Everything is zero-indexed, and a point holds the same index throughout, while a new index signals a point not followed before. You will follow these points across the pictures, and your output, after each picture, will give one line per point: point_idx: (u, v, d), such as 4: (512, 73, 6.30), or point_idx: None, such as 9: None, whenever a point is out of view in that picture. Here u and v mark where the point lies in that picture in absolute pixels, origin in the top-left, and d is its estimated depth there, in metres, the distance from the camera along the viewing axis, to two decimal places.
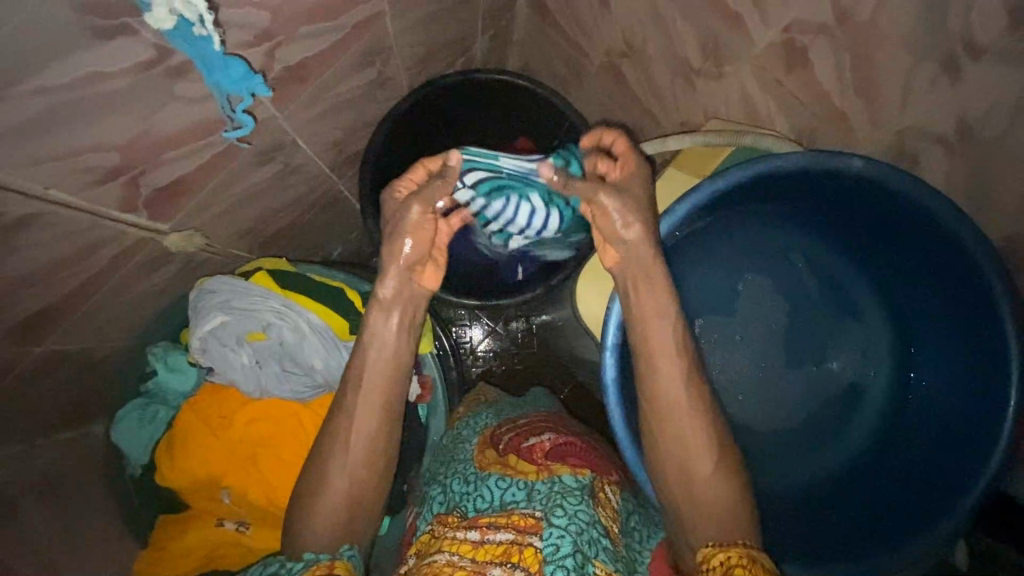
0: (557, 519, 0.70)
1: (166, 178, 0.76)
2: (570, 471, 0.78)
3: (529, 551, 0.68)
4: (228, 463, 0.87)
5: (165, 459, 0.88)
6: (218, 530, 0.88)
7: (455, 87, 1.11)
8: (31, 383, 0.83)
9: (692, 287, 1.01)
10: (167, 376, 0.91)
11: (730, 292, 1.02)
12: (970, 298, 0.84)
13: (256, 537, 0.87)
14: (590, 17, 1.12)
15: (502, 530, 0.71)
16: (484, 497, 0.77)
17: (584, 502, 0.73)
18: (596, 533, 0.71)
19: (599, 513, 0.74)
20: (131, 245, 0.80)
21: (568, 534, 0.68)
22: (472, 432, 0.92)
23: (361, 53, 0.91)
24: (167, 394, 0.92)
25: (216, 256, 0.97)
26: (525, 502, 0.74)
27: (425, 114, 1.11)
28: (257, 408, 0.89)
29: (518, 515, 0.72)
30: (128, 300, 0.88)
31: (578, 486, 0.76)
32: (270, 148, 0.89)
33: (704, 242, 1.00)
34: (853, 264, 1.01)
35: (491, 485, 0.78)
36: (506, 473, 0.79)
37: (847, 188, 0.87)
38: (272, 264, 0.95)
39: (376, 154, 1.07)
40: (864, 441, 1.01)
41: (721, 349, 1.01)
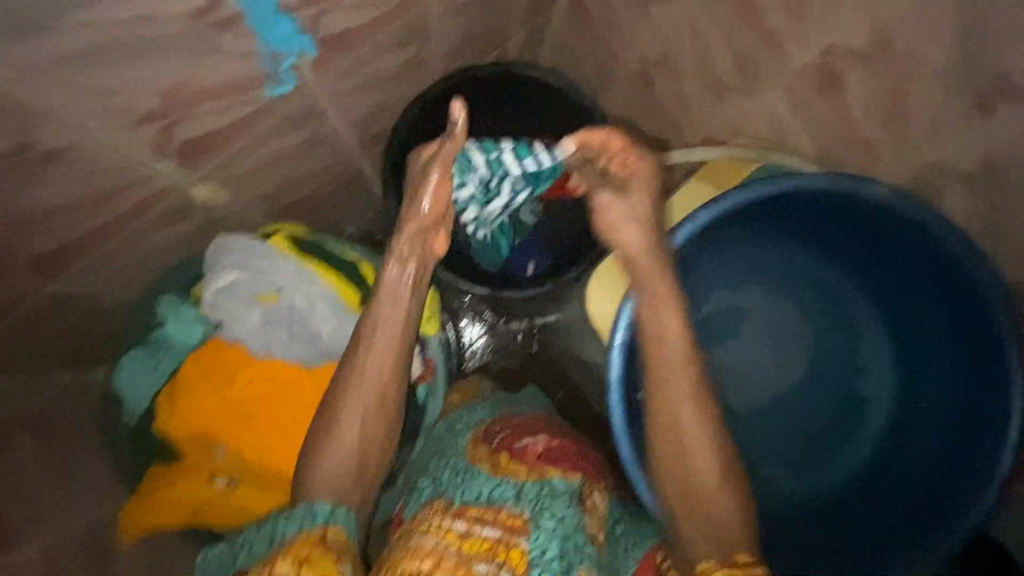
0: (545, 522, 0.71)
1: (198, 130, 0.77)
2: (561, 474, 0.78)
3: (516, 551, 0.69)
4: (225, 420, 0.87)
5: (165, 409, 0.88)
6: (207, 485, 0.87)
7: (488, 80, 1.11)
8: (40, 322, 0.84)
9: (703, 301, 1.02)
10: (173, 328, 0.92)
11: (739, 311, 1.03)
12: (974, 332, 0.85)
13: (244, 494, 0.88)
14: (623, 25, 1.14)
15: (489, 527, 0.71)
16: (472, 492, 0.75)
17: (571, 506, 0.74)
18: (580, 539, 0.72)
19: (585, 519, 0.75)
20: (154, 193, 0.81)
21: (554, 536, 0.70)
22: (466, 427, 0.91)
23: (402, 30, 0.92)
24: (170, 344, 0.92)
25: (235, 216, 0.98)
26: (513, 501, 0.73)
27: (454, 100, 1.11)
28: (260, 367, 0.89)
29: (506, 513, 0.72)
30: (146, 249, 0.89)
31: (567, 490, 0.76)
32: (303, 115, 0.90)
33: (714, 255, 1.00)
34: (856, 288, 1.01)
35: (481, 482, 0.76)
36: (496, 471, 0.78)
37: (862, 211, 0.88)
38: (283, 231, 0.96)
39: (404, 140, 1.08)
40: (857, 467, 1.02)
41: (726, 363, 1.03)
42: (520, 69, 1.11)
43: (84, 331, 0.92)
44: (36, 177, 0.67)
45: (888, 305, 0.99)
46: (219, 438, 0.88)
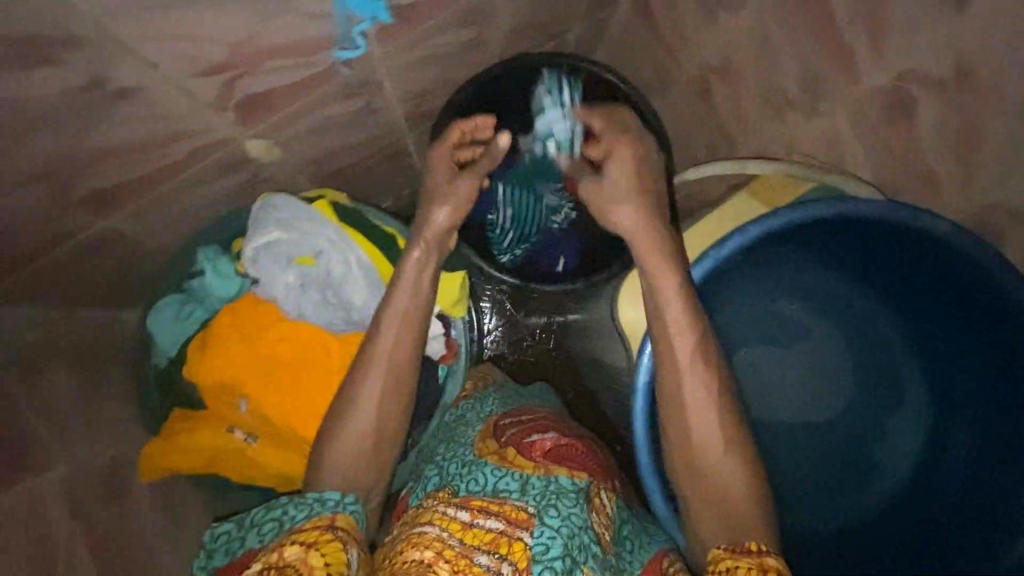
0: (550, 519, 0.70)
1: (260, 88, 0.76)
2: (569, 472, 0.78)
3: (518, 544, 0.68)
4: (250, 376, 0.89)
5: (195, 358, 0.91)
6: (225, 436, 0.90)
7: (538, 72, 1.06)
8: (85, 257, 0.85)
9: (733, 316, 1.00)
10: (211, 280, 0.94)
11: (771, 341, 1.01)
12: (1013, 375, 0.82)
13: (263, 451, 0.90)
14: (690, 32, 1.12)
15: (492, 518, 0.71)
16: (477, 482, 0.78)
17: (578, 505, 0.73)
18: (586, 539, 0.71)
19: (592, 520, 0.74)
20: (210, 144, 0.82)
21: (558, 536, 0.69)
22: (476, 418, 0.92)
23: (469, 9, 0.92)
24: (205, 296, 0.94)
25: (280, 176, 0.99)
26: (518, 494, 0.74)
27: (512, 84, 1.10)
28: (289, 328, 0.90)
29: (510, 506, 0.72)
30: (193, 198, 0.90)
31: (574, 489, 0.76)
32: (361, 83, 0.90)
33: (748, 273, 0.98)
34: (888, 317, 0.99)
35: (487, 473, 0.78)
36: (503, 464, 0.79)
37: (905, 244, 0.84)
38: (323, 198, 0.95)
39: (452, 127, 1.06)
40: (878, 498, 1.00)
41: (753, 385, 1.02)
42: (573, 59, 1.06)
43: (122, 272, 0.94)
44: (105, 115, 0.67)
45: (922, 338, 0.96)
46: (242, 392, 0.90)
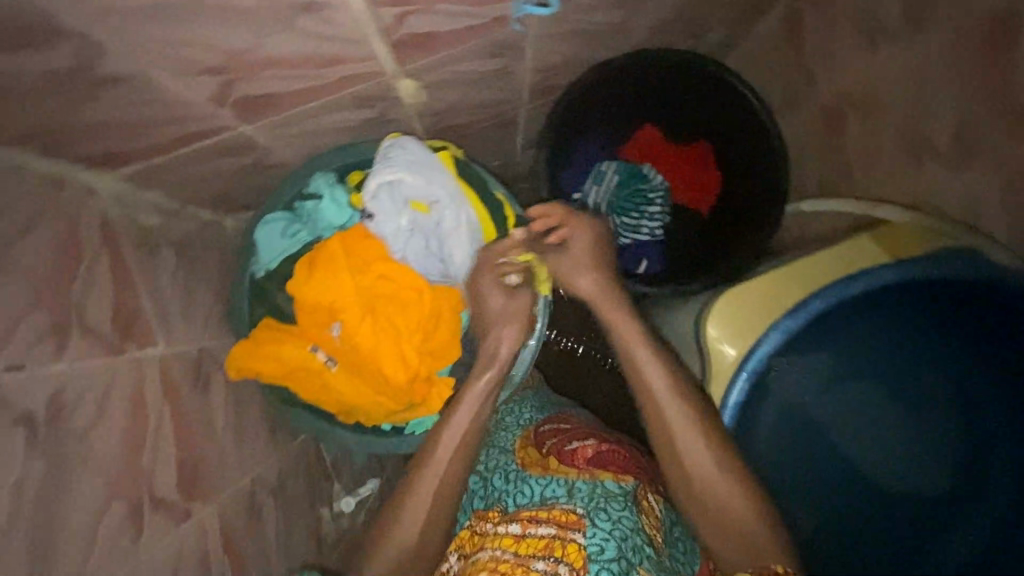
0: (600, 521, 0.75)
1: (423, 26, 0.75)
2: (612, 477, 0.81)
3: (572, 545, 0.73)
4: (351, 305, 0.92)
5: (300, 275, 0.92)
6: (310, 354, 0.94)
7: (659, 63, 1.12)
8: (215, 159, 0.87)
9: (806, 366, 0.92)
10: (327, 210, 1.00)
11: (799, 399, 0.93)
12: None
13: (340, 375, 0.95)
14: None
15: (543, 524, 0.76)
16: (524, 493, 0.83)
17: (627, 509, 0.77)
18: (639, 541, 0.75)
19: (643, 522, 0.78)
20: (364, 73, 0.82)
21: (611, 537, 0.73)
22: (516, 424, 0.98)
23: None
24: (314, 218, 1.00)
25: (399, 121, 1.00)
26: (565, 498, 0.79)
27: (650, 72, 1.16)
28: (391, 268, 0.93)
29: (559, 510, 0.78)
30: (322, 124, 0.91)
31: (621, 492, 0.79)
32: (508, 44, 0.91)
33: (839, 327, 0.89)
34: (990, 412, 0.86)
35: (532, 483, 0.84)
36: (547, 472, 0.84)
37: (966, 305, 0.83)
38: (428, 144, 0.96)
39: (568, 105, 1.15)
40: None
41: (769, 447, 0.94)
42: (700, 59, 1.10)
43: (236, 180, 0.96)
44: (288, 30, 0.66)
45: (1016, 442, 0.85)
46: (339, 317, 0.93)
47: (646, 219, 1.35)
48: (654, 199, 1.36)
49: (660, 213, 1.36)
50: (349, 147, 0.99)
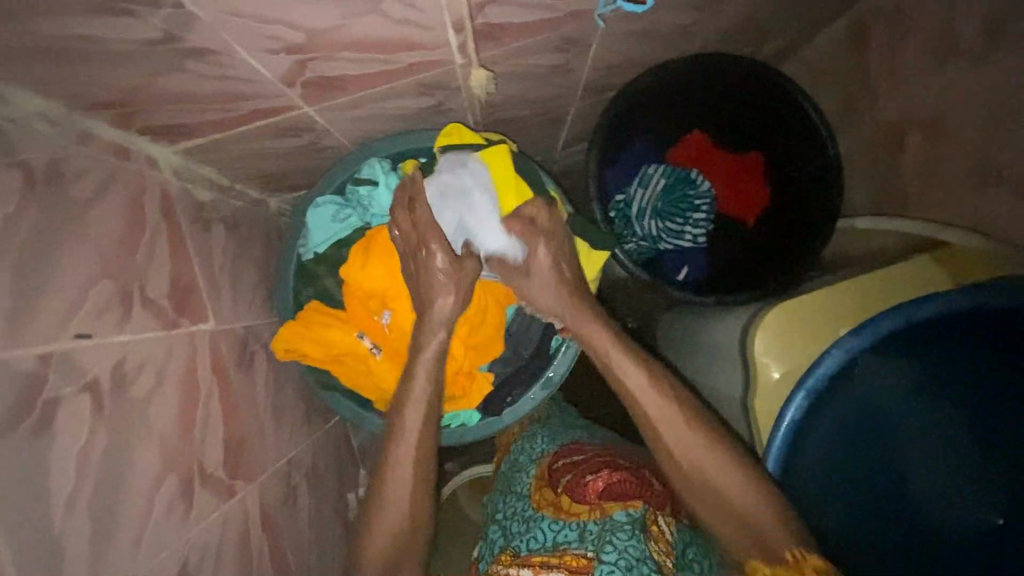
0: (607, 557, 0.77)
1: (500, 16, 0.74)
2: (621, 506, 0.82)
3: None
4: (401, 292, 0.93)
5: (354, 259, 0.93)
6: (356, 340, 0.94)
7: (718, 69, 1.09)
8: (274, 139, 0.86)
9: (872, 396, 0.82)
10: (378, 196, 0.97)
11: (827, 408, 0.82)
12: None
13: (384, 362, 0.95)
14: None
15: (554, 571, 0.79)
16: (536, 538, 0.85)
17: (634, 538, 0.79)
18: (645, 569, 0.77)
19: (650, 547, 0.80)
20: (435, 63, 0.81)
21: (616, 569, 0.76)
22: (530, 460, 1.00)
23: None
24: (367, 204, 0.99)
25: (456, 110, 0.99)
26: (576, 541, 0.81)
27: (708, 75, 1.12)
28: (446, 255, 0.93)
29: (570, 555, 0.80)
30: (381, 109, 0.91)
31: (628, 521, 0.81)
32: (576, 39, 0.89)
33: (910, 353, 0.80)
34: None
35: (545, 527, 0.85)
36: (559, 515, 0.86)
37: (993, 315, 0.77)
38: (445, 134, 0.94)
39: (623, 104, 1.11)
40: None
41: (822, 484, 0.83)
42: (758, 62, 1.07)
43: (289, 159, 0.95)
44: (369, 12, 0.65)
45: None
46: (388, 305, 0.93)
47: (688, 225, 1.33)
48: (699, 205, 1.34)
49: (702, 220, 1.34)
50: (404, 132, 0.98)
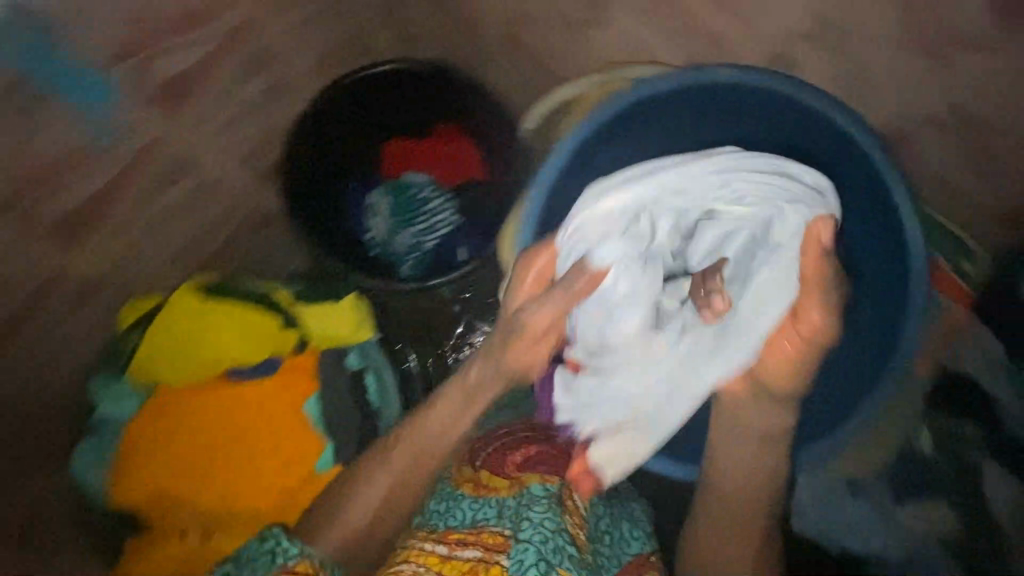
0: (523, 533, 0.74)
1: None
2: (540, 480, 0.81)
3: (495, 568, 0.73)
4: (199, 459, 0.85)
5: (120, 476, 0.83)
6: (183, 545, 0.81)
7: (381, 82, 1.07)
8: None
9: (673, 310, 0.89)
10: (112, 399, 0.88)
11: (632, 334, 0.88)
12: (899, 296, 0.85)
13: (223, 535, 0.82)
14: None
15: (469, 547, 0.75)
16: (456, 516, 0.79)
17: (549, 510, 0.76)
18: (561, 542, 0.74)
19: (566, 522, 0.77)
20: (138, 128, 0.86)
21: (532, 546, 0.72)
22: None
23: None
24: (110, 427, 0.86)
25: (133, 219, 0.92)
26: (495, 519, 0.78)
27: (348, 94, 1.05)
28: (230, 396, 0.89)
29: (487, 532, 0.76)
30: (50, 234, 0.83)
31: (545, 495, 0.78)
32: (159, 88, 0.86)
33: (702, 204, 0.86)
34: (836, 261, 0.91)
35: (465, 506, 0.80)
36: (478, 493, 0.81)
37: (743, 152, 0.84)
38: (205, 281, 0.96)
39: (308, 153, 1.04)
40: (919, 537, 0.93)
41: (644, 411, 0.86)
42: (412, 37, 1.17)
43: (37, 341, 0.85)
44: None
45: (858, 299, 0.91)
46: (187, 504, 0.83)
47: (426, 228, 1.10)
48: (429, 196, 1.12)
49: (443, 204, 1.12)
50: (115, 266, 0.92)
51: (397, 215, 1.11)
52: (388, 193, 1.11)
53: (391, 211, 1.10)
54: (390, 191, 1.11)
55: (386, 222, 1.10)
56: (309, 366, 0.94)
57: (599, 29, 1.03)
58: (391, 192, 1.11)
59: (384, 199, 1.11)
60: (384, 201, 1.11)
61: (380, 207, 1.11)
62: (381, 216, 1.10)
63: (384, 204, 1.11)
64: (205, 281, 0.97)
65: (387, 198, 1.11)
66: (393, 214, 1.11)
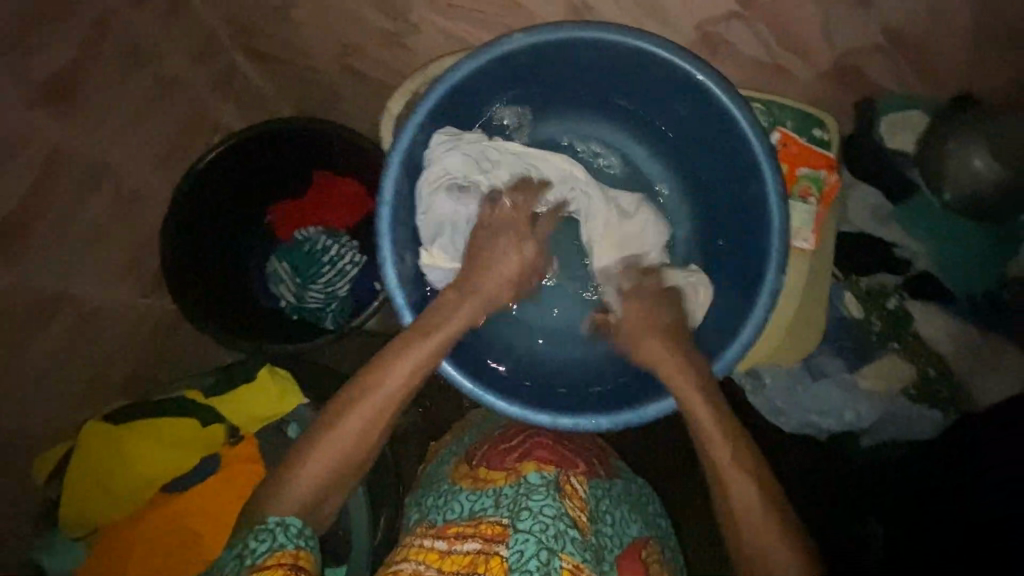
0: (523, 523, 0.70)
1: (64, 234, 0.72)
2: (536, 468, 0.77)
3: (496, 560, 0.69)
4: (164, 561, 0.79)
5: None
6: None
7: (236, 159, 1.03)
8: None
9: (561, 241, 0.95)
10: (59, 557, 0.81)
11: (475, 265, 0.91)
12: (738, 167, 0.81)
13: None
14: (383, 13, 0.94)
15: (469, 540, 0.71)
16: (454, 507, 0.76)
17: (549, 497, 0.72)
18: (562, 526, 0.70)
19: (566, 505, 0.73)
20: (73, 275, 0.85)
21: (532, 536, 0.68)
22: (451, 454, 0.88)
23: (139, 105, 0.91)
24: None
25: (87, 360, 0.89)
26: (493, 508, 0.73)
27: (231, 165, 1.03)
28: (176, 506, 0.82)
29: (485, 523, 0.72)
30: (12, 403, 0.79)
31: (544, 483, 0.74)
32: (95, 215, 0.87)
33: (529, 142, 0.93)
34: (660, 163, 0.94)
35: (461, 497, 0.76)
36: (476, 485, 0.77)
37: (539, 63, 0.82)
38: (112, 409, 0.83)
39: (181, 235, 1.00)
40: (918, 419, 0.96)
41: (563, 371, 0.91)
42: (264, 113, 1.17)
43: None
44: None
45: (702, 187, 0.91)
46: None
47: (332, 276, 1.13)
48: (326, 244, 1.14)
49: (342, 248, 1.14)
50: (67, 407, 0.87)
51: (299, 272, 1.13)
52: (281, 255, 1.14)
53: (291, 269, 1.13)
54: (281, 253, 1.14)
55: (290, 284, 1.13)
56: (249, 454, 0.87)
57: (415, 35, 0.96)
58: (284, 254, 1.14)
59: (281, 263, 1.13)
60: (281, 265, 1.13)
61: (278, 272, 1.13)
62: (284, 280, 1.13)
63: (282, 267, 1.13)
64: (110, 410, 0.84)
65: (282, 261, 1.13)
66: (294, 274, 1.13)
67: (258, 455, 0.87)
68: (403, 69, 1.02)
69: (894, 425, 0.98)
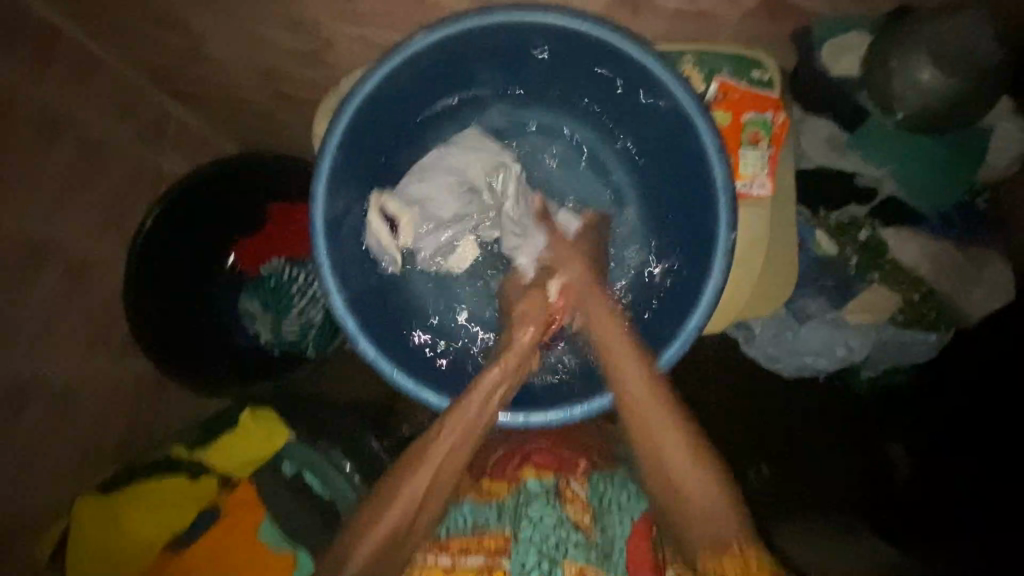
0: (524, 534, 0.74)
1: None
2: (535, 475, 0.79)
3: (500, 571, 0.73)
4: None
5: None
6: None
7: (187, 206, 1.02)
8: None
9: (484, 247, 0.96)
10: None
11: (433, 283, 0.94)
12: (675, 131, 0.79)
13: None
14: (294, 34, 0.91)
15: (473, 555, 0.73)
16: (460, 520, 0.76)
17: (549, 507, 0.75)
18: (563, 536, 0.74)
19: (566, 513, 0.75)
20: (36, 355, 0.84)
21: (533, 546, 0.73)
22: None
23: (74, 173, 0.90)
24: None
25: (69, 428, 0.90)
26: (497, 520, 0.76)
27: (187, 211, 1.02)
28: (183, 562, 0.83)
29: (489, 536, 0.74)
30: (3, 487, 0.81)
31: (543, 491, 0.77)
32: (54, 288, 0.88)
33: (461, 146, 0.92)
34: (604, 138, 0.92)
35: (467, 510, 0.77)
36: (481, 497, 0.78)
37: (457, 57, 0.79)
38: (105, 482, 0.86)
39: (143, 290, 0.98)
40: (911, 348, 0.95)
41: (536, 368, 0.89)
42: (205, 153, 1.15)
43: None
44: None
45: (647, 155, 0.89)
46: None
47: (306, 304, 1.12)
48: (292, 274, 1.12)
49: (309, 276, 1.13)
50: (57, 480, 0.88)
51: (263, 308, 1.12)
52: (245, 291, 1.13)
53: (258, 306, 1.12)
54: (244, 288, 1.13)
55: (261, 320, 1.12)
56: (245, 498, 0.87)
57: (333, 50, 0.93)
58: (249, 288, 1.13)
59: (250, 299, 1.12)
60: (250, 303, 1.12)
61: (250, 311, 1.12)
62: (255, 317, 1.12)
63: (251, 304, 1.12)
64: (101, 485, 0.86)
65: (250, 298, 1.12)
66: (264, 308, 1.12)
67: (256, 498, 0.87)
68: (330, 86, 1.00)
69: (891, 355, 0.95)
